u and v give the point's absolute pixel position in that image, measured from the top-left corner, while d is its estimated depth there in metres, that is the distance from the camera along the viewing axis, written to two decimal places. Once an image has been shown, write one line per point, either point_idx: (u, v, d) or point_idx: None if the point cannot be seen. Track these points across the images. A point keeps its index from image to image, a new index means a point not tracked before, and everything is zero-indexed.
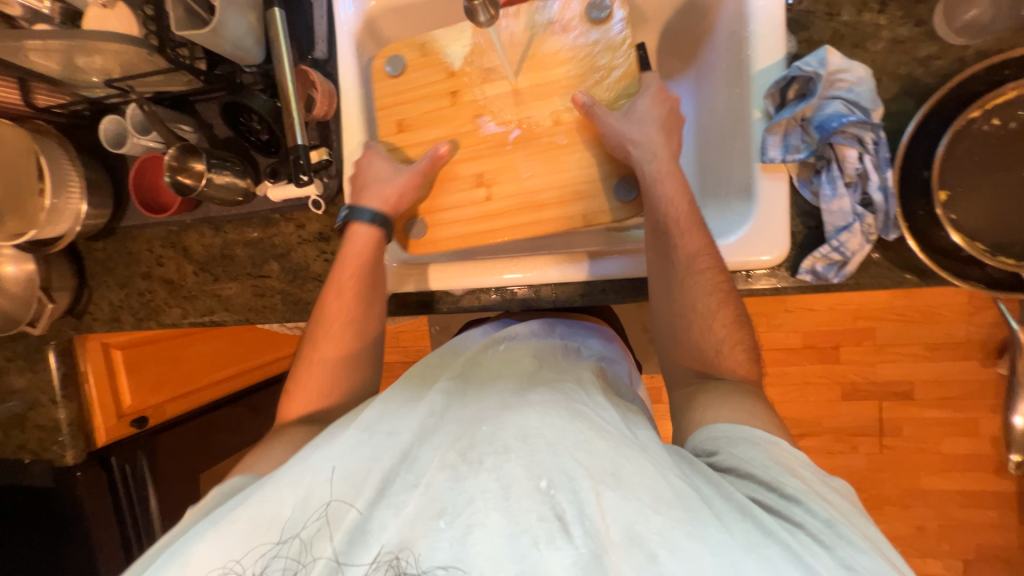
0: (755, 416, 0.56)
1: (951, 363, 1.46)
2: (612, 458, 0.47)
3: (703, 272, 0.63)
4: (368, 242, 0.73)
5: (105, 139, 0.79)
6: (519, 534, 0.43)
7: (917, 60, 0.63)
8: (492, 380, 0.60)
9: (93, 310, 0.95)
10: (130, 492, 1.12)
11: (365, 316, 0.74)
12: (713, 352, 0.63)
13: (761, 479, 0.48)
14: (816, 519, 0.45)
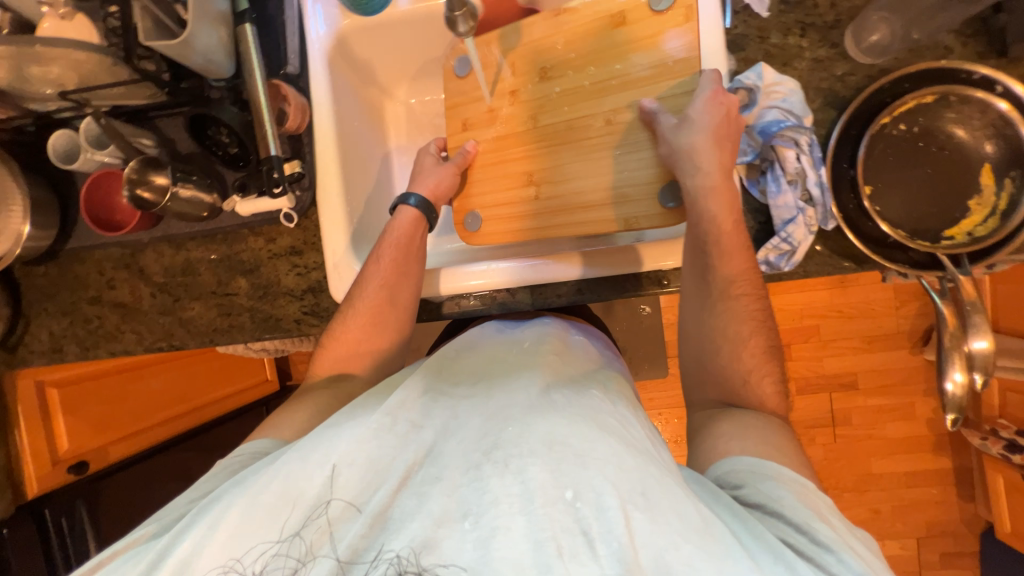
0: (784, 454, 0.56)
1: (887, 352, 1.60)
2: (640, 478, 0.45)
3: (738, 297, 0.67)
4: (412, 223, 0.77)
5: (54, 154, 0.75)
6: (544, 542, 0.41)
7: (834, 76, 0.73)
8: (506, 373, 0.60)
9: (29, 342, 0.87)
10: (67, 548, 1.00)
11: (396, 307, 0.74)
12: (743, 380, 0.65)
13: (794, 522, 0.48)
14: (851, 572, 0.43)
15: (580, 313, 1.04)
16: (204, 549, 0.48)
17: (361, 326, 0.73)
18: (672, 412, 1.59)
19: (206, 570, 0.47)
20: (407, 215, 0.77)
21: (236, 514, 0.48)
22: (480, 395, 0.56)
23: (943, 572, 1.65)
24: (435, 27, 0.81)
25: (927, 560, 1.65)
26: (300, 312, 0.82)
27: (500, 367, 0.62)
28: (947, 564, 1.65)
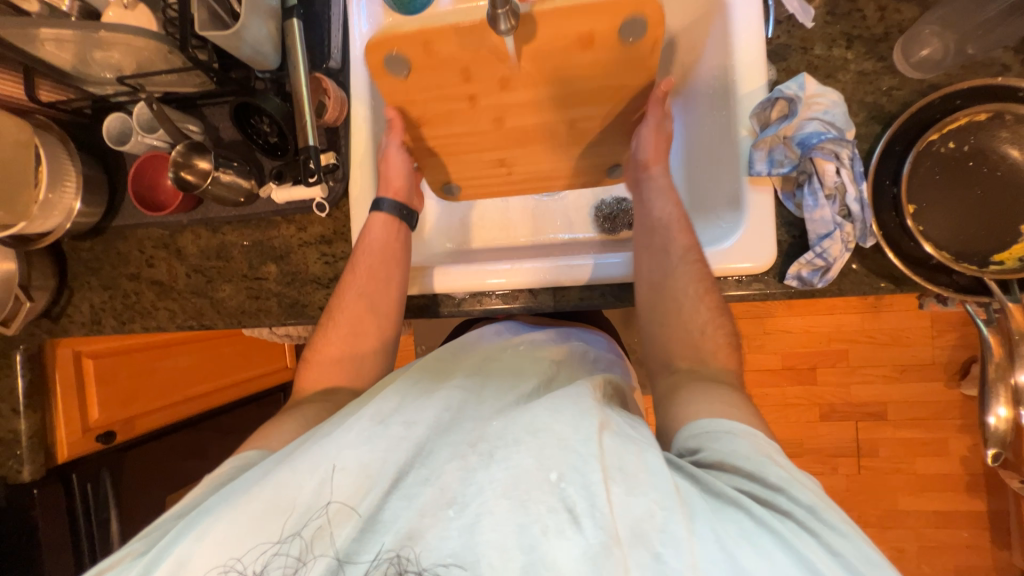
0: (738, 410, 0.55)
1: (920, 383, 1.53)
2: (621, 453, 0.47)
3: (692, 264, 0.69)
4: (385, 229, 0.77)
5: (108, 136, 0.80)
6: (530, 524, 0.43)
7: (880, 90, 0.71)
8: (501, 376, 0.65)
9: (71, 313, 0.91)
10: (90, 514, 1.04)
11: (376, 306, 0.75)
12: (710, 347, 0.65)
13: (749, 473, 0.47)
14: (799, 505, 0.44)
15: (599, 319, 1.03)
16: (193, 556, 0.46)
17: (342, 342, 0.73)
18: None
19: (205, 570, 0.45)
20: (380, 219, 0.77)
21: (225, 523, 0.46)
22: (482, 407, 0.57)
23: None
24: None
25: None
26: (325, 300, 0.83)
27: (499, 367, 0.67)
28: None
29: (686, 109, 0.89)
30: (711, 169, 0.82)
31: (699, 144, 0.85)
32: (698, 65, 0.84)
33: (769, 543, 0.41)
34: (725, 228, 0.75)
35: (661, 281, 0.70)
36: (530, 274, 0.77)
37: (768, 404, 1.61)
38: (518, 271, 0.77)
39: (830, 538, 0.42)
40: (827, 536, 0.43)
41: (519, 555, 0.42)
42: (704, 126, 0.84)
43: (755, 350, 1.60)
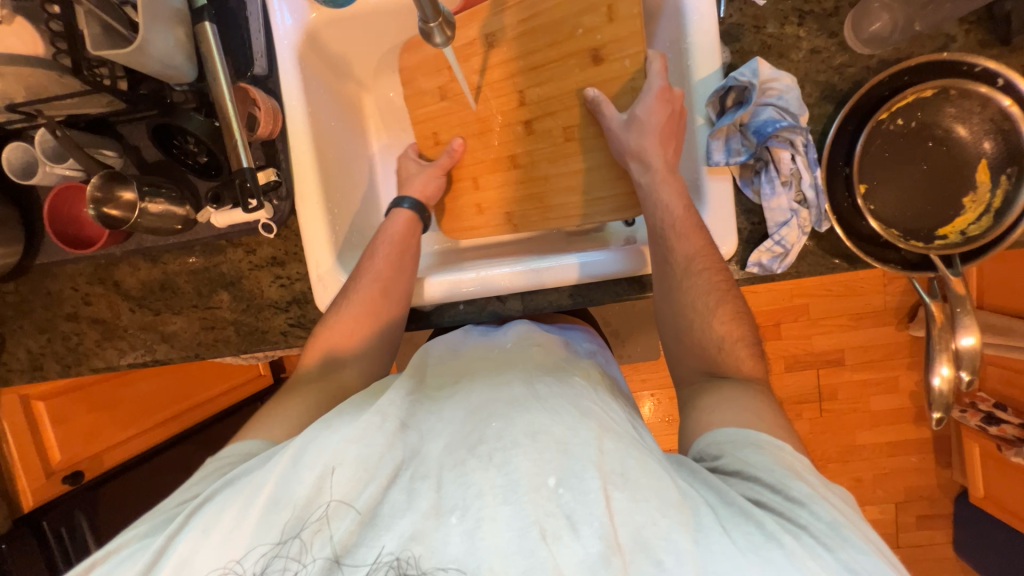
0: (763, 419, 0.56)
1: (873, 329, 1.63)
2: (621, 458, 0.47)
3: (700, 272, 0.64)
4: (406, 224, 0.76)
5: (10, 169, 0.70)
6: (529, 528, 0.42)
7: (832, 68, 0.71)
8: (492, 374, 0.60)
9: (7, 361, 0.84)
10: (69, 557, 1.01)
11: (383, 302, 0.70)
12: (733, 362, 0.62)
13: (768, 484, 0.48)
14: (820, 522, 0.45)
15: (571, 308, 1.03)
16: (200, 548, 0.46)
17: (350, 324, 0.69)
18: (664, 392, 1.62)
19: (206, 571, 0.45)
20: (400, 218, 0.77)
21: (233, 514, 0.47)
22: (472, 397, 0.56)
23: (920, 532, 1.74)
24: (412, 18, 0.76)
25: (904, 523, 1.73)
26: (285, 324, 0.80)
27: (483, 366, 0.63)
28: (923, 526, 1.73)
29: None
30: None
31: None
32: (651, 44, 0.81)
33: (780, 557, 0.41)
34: None
35: (671, 287, 0.66)
36: (499, 282, 0.74)
37: None
38: (485, 277, 0.74)
39: (847, 555, 0.42)
40: (844, 551, 0.43)
41: (519, 561, 0.40)
42: None
43: None
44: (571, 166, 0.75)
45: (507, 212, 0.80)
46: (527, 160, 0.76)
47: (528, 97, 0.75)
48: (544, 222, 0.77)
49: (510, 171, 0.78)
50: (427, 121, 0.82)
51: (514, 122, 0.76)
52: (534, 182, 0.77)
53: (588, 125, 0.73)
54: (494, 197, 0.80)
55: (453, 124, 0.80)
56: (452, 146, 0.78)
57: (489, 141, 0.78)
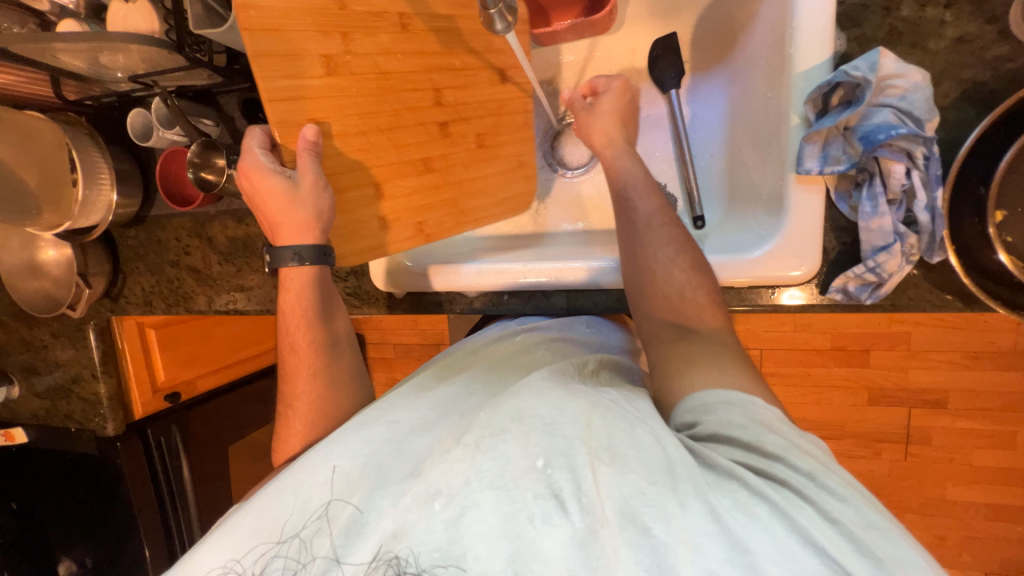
0: (730, 374, 0.54)
1: (992, 373, 1.37)
2: (608, 433, 0.47)
3: (661, 226, 0.67)
4: (311, 276, 0.68)
5: (133, 132, 0.81)
6: (515, 512, 0.44)
7: (982, 62, 0.58)
8: (494, 370, 0.66)
9: (127, 294, 1.00)
10: (165, 462, 1.19)
11: (336, 363, 0.73)
12: (694, 311, 0.61)
13: (744, 442, 0.47)
14: (797, 473, 0.44)
15: None
16: (213, 550, 0.51)
17: (310, 415, 0.69)
18: None
19: (210, 568, 0.50)
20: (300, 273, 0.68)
21: (252, 521, 0.51)
22: (474, 399, 0.60)
23: None
24: None
25: None
26: (343, 292, 0.86)
27: (484, 363, 0.68)
28: None
29: (734, 79, 0.78)
30: (755, 155, 0.73)
31: (745, 124, 0.75)
32: (751, 27, 0.72)
33: (765, 514, 0.42)
34: (761, 234, 0.67)
35: (636, 251, 0.67)
36: (547, 278, 0.73)
37: (810, 385, 1.49)
38: (529, 271, 0.73)
39: (827, 504, 0.43)
40: (825, 502, 0.43)
41: (505, 544, 0.43)
42: (751, 102, 0.73)
43: (800, 330, 1.46)
44: (491, 171, 0.77)
45: (420, 220, 0.72)
46: (444, 163, 0.71)
47: (446, 97, 0.70)
48: (458, 228, 0.76)
49: (423, 176, 0.70)
50: (299, 99, 0.59)
51: (430, 120, 0.69)
52: (449, 187, 0.73)
53: (496, 135, 0.77)
54: (401, 206, 0.70)
55: (344, 109, 0.62)
56: (304, 138, 0.59)
57: (400, 138, 0.67)
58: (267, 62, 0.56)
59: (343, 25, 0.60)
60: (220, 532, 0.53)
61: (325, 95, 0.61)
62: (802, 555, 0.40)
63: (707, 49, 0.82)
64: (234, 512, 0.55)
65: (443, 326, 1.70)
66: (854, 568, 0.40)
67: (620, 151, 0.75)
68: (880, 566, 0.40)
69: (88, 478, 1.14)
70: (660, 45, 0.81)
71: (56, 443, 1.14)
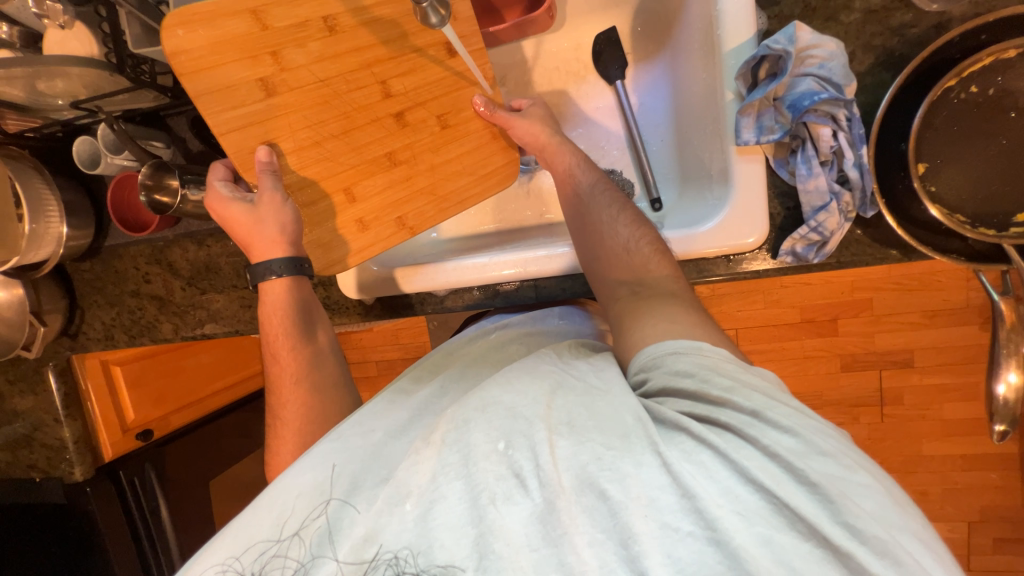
0: (678, 322, 0.54)
1: (950, 329, 1.45)
2: (569, 409, 0.48)
3: (603, 193, 0.70)
4: (286, 292, 0.70)
5: (79, 160, 0.79)
6: (479, 496, 0.45)
7: (890, 29, 0.63)
8: (467, 368, 0.66)
9: (87, 330, 0.96)
10: (141, 504, 1.13)
11: (319, 372, 0.71)
12: (641, 261, 0.63)
13: (692, 391, 0.47)
14: (742, 414, 0.45)
15: None
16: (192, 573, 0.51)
17: (298, 423, 0.68)
18: None
19: (207, 568, 0.50)
20: (275, 289, 0.70)
21: (226, 543, 0.50)
22: (447, 401, 0.59)
23: (996, 557, 1.54)
24: None
25: (978, 545, 1.55)
26: None
27: (460, 361, 0.68)
28: (1002, 550, 1.54)
29: (673, 65, 0.82)
30: (699, 134, 0.76)
31: (688, 106, 0.79)
32: (683, 15, 0.76)
33: (710, 460, 0.43)
34: (715, 204, 0.70)
35: (584, 220, 0.69)
36: (518, 267, 0.73)
37: (785, 358, 1.54)
38: (496, 263, 0.73)
39: (769, 441, 0.43)
40: (767, 438, 0.44)
41: (470, 528, 0.44)
42: (691, 84, 0.77)
43: (770, 306, 1.51)
44: (462, 149, 0.73)
45: (400, 215, 0.72)
46: (410, 155, 0.71)
47: (393, 87, 0.68)
48: (441, 215, 0.74)
49: (391, 172, 0.71)
50: (249, 125, 0.65)
51: (384, 115, 0.69)
52: (421, 175, 0.72)
53: (459, 112, 0.72)
54: (376, 206, 0.71)
55: (293, 126, 0.66)
56: (259, 160, 0.65)
57: (357, 140, 0.68)
58: (209, 100, 0.62)
59: (280, 39, 0.62)
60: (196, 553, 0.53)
61: (273, 116, 0.65)
62: (742, 492, 0.42)
63: (646, 39, 0.86)
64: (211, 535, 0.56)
65: (424, 337, 1.69)
66: (793, 499, 0.41)
67: (563, 146, 0.74)
68: (820, 494, 0.41)
69: (58, 529, 1.08)
70: (602, 39, 0.85)
71: (20, 496, 1.08)
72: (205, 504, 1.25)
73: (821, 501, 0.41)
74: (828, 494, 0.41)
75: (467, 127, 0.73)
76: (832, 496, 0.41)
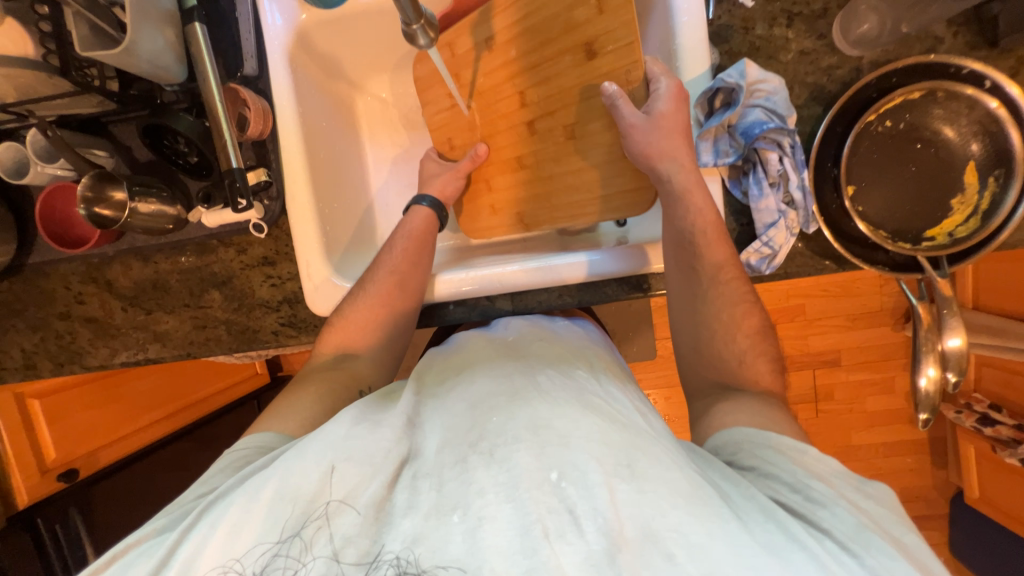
0: (780, 425, 0.56)
1: (870, 329, 1.62)
2: (626, 451, 0.45)
3: (727, 283, 0.66)
4: (426, 222, 0.77)
5: (2, 169, 0.71)
6: (530, 526, 0.41)
7: (821, 70, 0.72)
8: (494, 370, 0.57)
9: (1, 359, 0.85)
10: (63, 555, 0.99)
11: (410, 280, 0.73)
12: (751, 376, 0.63)
13: (789, 483, 0.49)
14: (845, 525, 0.45)
15: None
16: (207, 549, 0.45)
17: (380, 312, 0.71)
18: (665, 391, 1.52)
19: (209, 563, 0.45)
20: (420, 215, 0.77)
21: (235, 512, 0.46)
22: (481, 388, 0.53)
23: None
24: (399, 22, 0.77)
25: None
26: (276, 324, 0.80)
27: (480, 361, 0.60)
28: (919, 527, 1.72)
29: None
30: None
31: None
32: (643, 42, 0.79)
33: (804, 561, 0.40)
34: None
35: (699, 300, 0.67)
36: (491, 281, 0.73)
37: None
38: (471, 279, 0.74)
39: (874, 560, 0.42)
40: (870, 557, 0.42)
41: (520, 560, 0.39)
42: None
43: None
44: (584, 163, 0.72)
45: (518, 212, 0.79)
46: (533, 160, 0.75)
47: (529, 97, 0.73)
48: (551, 222, 0.77)
49: (518, 172, 0.78)
50: (438, 126, 0.82)
51: (519, 122, 0.75)
52: (541, 181, 0.76)
53: (587, 122, 0.70)
54: (506, 198, 0.80)
55: (456, 129, 0.81)
56: (476, 148, 0.77)
57: (499, 142, 0.78)
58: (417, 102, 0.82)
59: (460, 66, 0.78)
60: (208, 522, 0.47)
61: (451, 119, 0.81)
62: None
63: None
64: (238, 481, 0.51)
65: None
66: None
67: (693, 190, 0.65)
68: None
69: None
70: None
71: None
72: None
73: None
74: None
75: (591, 140, 0.71)
76: None
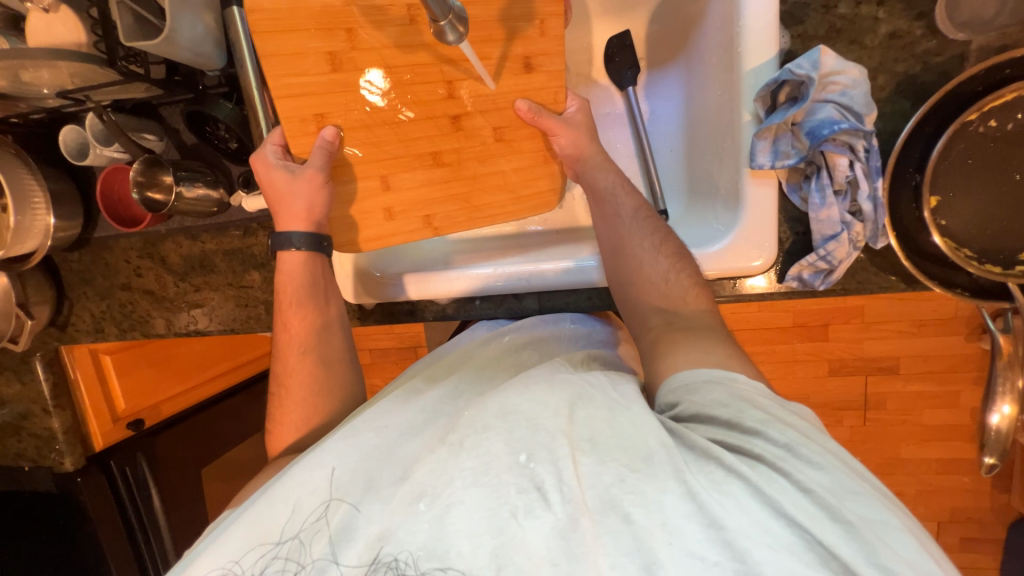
0: (714, 354, 0.54)
1: (938, 338, 1.47)
2: (590, 424, 0.47)
3: (646, 220, 0.68)
4: (302, 264, 0.68)
5: (66, 150, 0.76)
6: (498, 508, 0.43)
7: (914, 56, 0.61)
8: (482, 372, 0.64)
9: (76, 322, 0.94)
10: (132, 494, 1.12)
11: (325, 343, 0.70)
12: (679, 293, 0.62)
13: (726, 421, 0.47)
14: (775, 447, 0.44)
15: None
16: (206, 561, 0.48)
17: (302, 392, 0.68)
18: None
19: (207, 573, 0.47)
20: (293, 259, 0.68)
21: (245, 529, 0.48)
22: (461, 403, 0.58)
23: (961, 554, 1.62)
24: None
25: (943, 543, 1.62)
26: None
27: (472, 363, 0.66)
28: (966, 548, 1.61)
29: (688, 73, 0.78)
30: (710, 151, 0.73)
31: (700, 119, 0.76)
32: (704, 20, 0.72)
33: (739, 491, 0.42)
34: (720, 229, 0.68)
35: (621, 245, 0.67)
36: (521, 278, 0.71)
37: (777, 361, 1.55)
38: (501, 275, 0.72)
39: (801, 475, 0.42)
40: (799, 473, 0.42)
41: (488, 539, 0.42)
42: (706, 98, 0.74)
43: (765, 310, 1.52)
44: (507, 167, 0.70)
45: (428, 213, 0.70)
46: (454, 157, 0.68)
47: (460, 89, 0.66)
48: (470, 222, 0.71)
49: (434, 169, 0.68)
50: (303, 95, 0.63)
51: (444, 114, 0.67)
52: (462, 181, 0.70)
53: (517, 127, 0.69)
54: (410, 198, 0.69)
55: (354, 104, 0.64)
56: (323, 139, 0.63)
57: (408, 132, 0.66)
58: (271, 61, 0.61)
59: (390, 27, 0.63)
60: (214, 538, 0.50)
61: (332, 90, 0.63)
62: (775, 526, 0.40)
63: (662, 46, 0.83)
64: (222, 525, 0.52)
65: (418, 327, 1.68)
66: (826, 536, 0.39)
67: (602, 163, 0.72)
68: (858, 535, 0.40)
69: (48, 517, 1.07)
70: (615, 42, 0.82)
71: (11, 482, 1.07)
72: (197, 492, 1.26)
73: (856, 541, 0.39)
74: (864, 533, 0.40)
75: (521, 145, 0.70)
76: (868, 537, 0.39)
